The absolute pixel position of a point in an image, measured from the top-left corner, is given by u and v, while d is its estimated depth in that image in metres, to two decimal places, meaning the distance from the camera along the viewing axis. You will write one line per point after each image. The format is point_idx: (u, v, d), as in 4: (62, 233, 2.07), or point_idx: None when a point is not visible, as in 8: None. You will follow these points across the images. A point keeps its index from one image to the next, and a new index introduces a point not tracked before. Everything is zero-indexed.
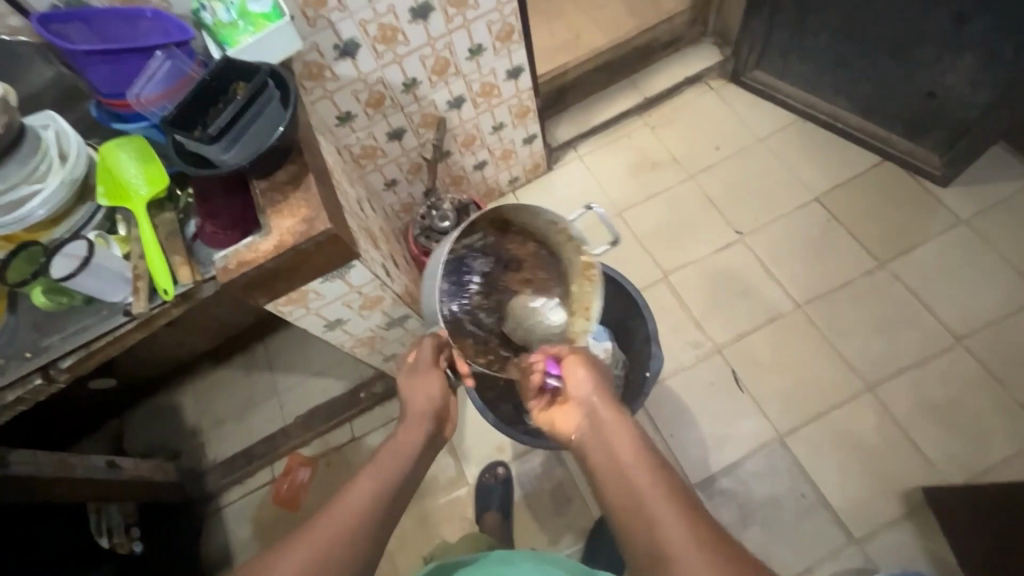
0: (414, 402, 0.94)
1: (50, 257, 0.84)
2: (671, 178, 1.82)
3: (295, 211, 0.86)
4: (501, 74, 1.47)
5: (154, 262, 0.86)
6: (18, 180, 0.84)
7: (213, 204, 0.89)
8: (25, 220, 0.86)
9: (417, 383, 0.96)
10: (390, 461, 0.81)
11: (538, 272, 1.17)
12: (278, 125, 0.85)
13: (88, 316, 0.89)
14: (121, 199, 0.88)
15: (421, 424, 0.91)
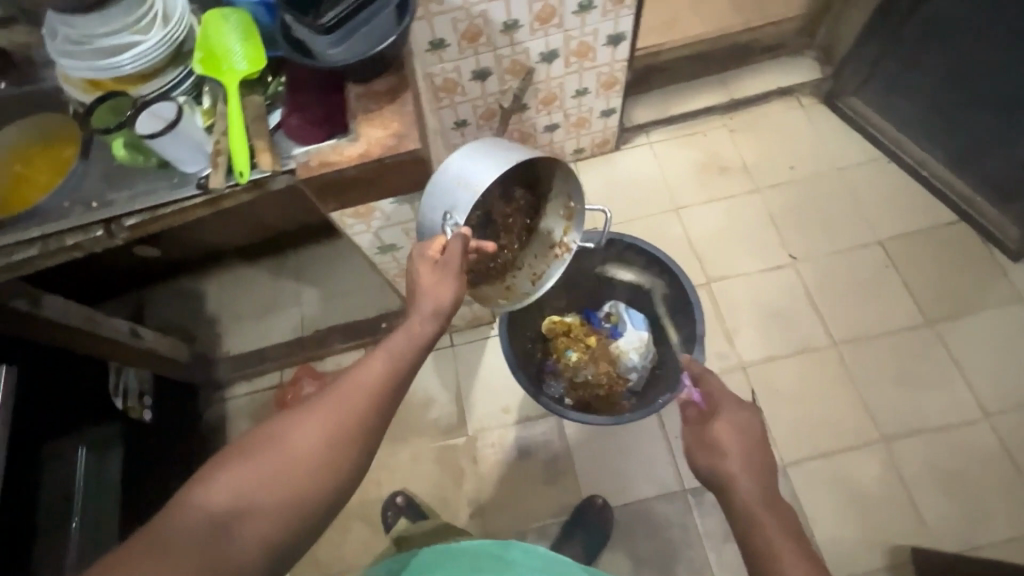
0: (426, 297, 0.80)
1: (137, 113, 0.84)
2: (736, 186, 1.78)
3: (386, 124, 0.84)
4: (602, 37, 1.41)
5: (236, 142, 0.84)
6: (121, 28, 0.83)
7: (304, 98, 0.87)
8: (115, 69, 0.84)
9: (440, 274, 0.82)
10: (398, 350, 0.77)
11: (519, 215, 1.11)
12: (385, 36, 0.83)
13: (160, 181, 0.89)
14: (217, 71, 0.85)
15: (432, 319, 0.80)
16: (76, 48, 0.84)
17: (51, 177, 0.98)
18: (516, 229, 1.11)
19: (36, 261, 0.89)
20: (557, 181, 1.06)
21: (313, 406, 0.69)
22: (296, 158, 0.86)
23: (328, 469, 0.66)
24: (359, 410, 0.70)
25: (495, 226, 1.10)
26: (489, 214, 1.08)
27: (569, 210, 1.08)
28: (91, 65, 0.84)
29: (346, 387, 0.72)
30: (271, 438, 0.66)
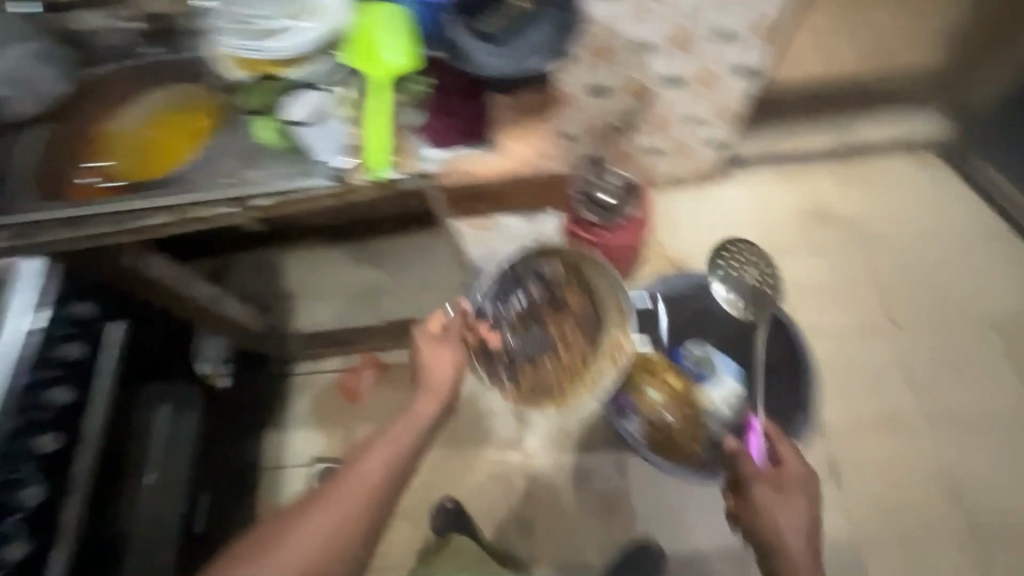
0: (434, 374, 1.11)
1: (288, 99, 0.86)
2: (837, 237, 1.68)
3: (529, 140, 0.84)
4: (730, 68, 1.32)
5: (375, 138, 0.83)
6: (283, 14, 0.83)
7: (447, 104, 0.89)
8: (266, 52, 0.84)
9: (437, 356, 1.12)
10: (393, 446, 1.01)
11: (574, 326, 1.20)
12: (537, 58, 0.80)
13: (294, 165, 0.87)
14: (368, 63, 0.84)
15: (433, 400, 1.09)
16: (237, 27, 0.85)
17: (188, 146, 1.00)
18: (572, 338, 1.19)
19: (163, 228, 0.90)
20: (603, 284, 1.18)
21: (319, 504, 0.92)
22: (434, 160, 0.86)
23: (331, 556, 0.89)
24: (376, 467, 0.98)
25: (552, 340, 1.20)
26: (540, 325, 1.21)
27: (619, 309, 1.17)
28: (246, 45, 0.84)
29: (374, 444, 1.02)
30: (274, 544, 0.88)
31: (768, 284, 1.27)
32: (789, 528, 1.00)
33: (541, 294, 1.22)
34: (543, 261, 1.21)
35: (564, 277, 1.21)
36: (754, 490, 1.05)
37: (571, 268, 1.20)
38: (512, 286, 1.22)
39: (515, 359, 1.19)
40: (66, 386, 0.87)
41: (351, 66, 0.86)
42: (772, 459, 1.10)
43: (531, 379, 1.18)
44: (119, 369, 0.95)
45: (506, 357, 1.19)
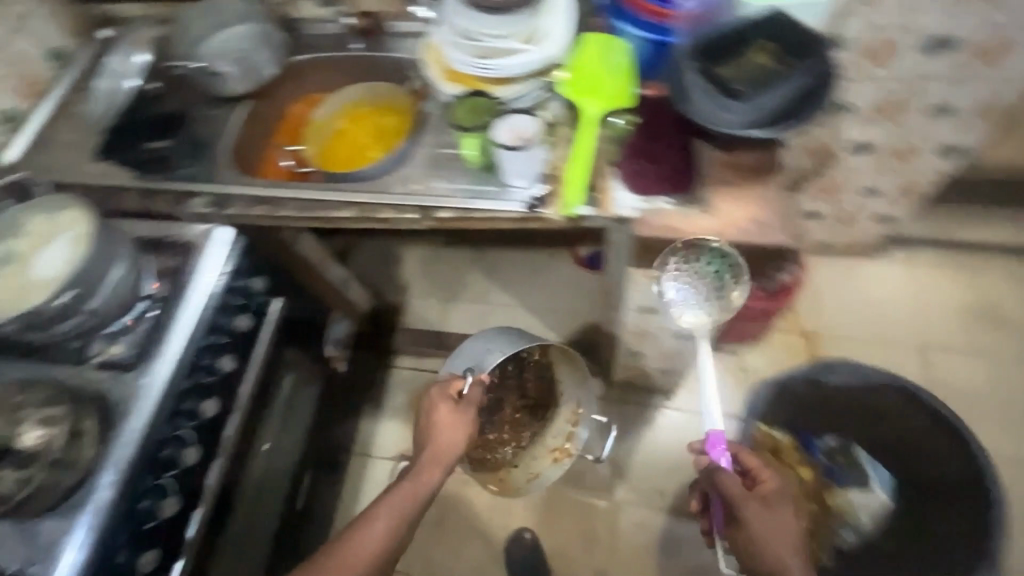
0: (440, 438, 0.92)
1: (494, 120, 0.84)
2: (1007, 345, 1.48)
3: (744, 204, 0.78)
4: (935, 145, 1.19)
5: (575, 173, 0.80)
6: (512, 37, 0.82)
7: (652, 144, 0.81)
8: (487, 72, 0.84)
9: (456, 426, 0.93)
10: (398, 506, 0.87)
11: (523, 413, 1.23)
12: (770, 123, 0.72)
13: (484, 185, 0.86)
14: (587, 95, 0.81)
15: (439, 466, 0.91)
16: (462, 41, 0.85)
17: (377, 150, 1.05)
18: (522, 421, 1.22)
19: (344, 223, 0.92)
20: (572, 391, 1.20)
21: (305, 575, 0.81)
22: (634, 208, 0.80)
23: None
24: (372, 547, 0.83)
25: (501, 416, 1.22)
26: (499, 401, 1.22)
27: (574, 415, 1.19)
28: (467, 61, 0.84)
29: (367, 514, 0.86)
30: None
31: (716, 285, 0.91)
32: (769, 539, 0.79)
33: (512, 372, 1.22)
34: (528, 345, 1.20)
35: (533, 365, 1.22)
36: (739, 509, 0.82)
37: (541, 359, 1.21)
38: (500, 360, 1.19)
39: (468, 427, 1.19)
40: (231, 355, 0.90)
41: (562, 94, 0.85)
42: (749, 478, 0.89)
43: (479, 448, 1.19)
44: (268, 343, 0.98)
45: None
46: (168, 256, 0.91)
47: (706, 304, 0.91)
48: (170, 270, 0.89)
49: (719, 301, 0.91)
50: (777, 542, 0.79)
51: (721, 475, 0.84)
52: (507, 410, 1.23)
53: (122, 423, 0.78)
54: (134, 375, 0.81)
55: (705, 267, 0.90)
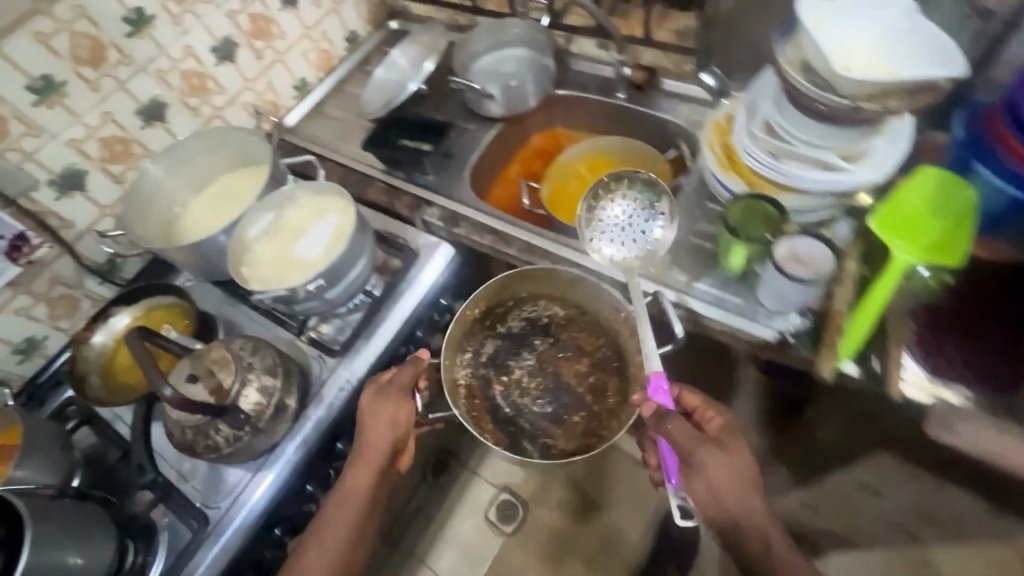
0: (374, 430, 0.79)
1: (776, 236, 0.72)
2: None
3: None
4: None
5: (857, 326, 0.67)
6: (830, 147, 0.69)
7: (968, 325, 0.67)
8: (782, 176, 0.71)
9: (379, 417, 0.79)
10: (345, 516, 0.77)
11: (597, 373, 0.92)
12: None
13: (731, 291, 0.78)
14: (900, 239, 0.67)
15: (375, 459, 0.78)
16: (762, 134, 0.73)
17: None
18: (593, 388, 0.92)
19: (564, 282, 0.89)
20: (606, 305, 0.90)
21: None
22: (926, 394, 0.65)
23: None
24: (321, 566, 0.74)
25: (581, 395, 0.92)
26: (560, 376, 0.94)
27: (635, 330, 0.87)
28: (761, 158, 0.73)
29: (317, 527, 0.76)
30: None
31: (641, 227, 0.84)
32: (730, 489, 0.67)
33: (542, 345, 0.95)
34: (540, 304, 0.96)
35: (569, 321, 0.95)
36: (692, 459, 0.69)
37: (568, 308, 0.94)
38: (515, 346, 0.95)
39: (539, 422, 0.92)
40: None
41: (870, 225, 0.70)
42: (693, 420, 0.79)
43: (567, 441, 0.90)
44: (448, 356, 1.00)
45: (525, 426, 0.92)
46: (395, 256, 0.95)
47: (637, 241, 0.83)
48: (389, 268, 0.94)
49: (651, 238, 0.83)
50: (731, 483, 0.67)
51: (671, 419, 0.72)
52: (573, 377, 0.94)
53: (313, 404, 0.83)
54: (334, 361, 0.86)
55: (635, 197, 0.85)
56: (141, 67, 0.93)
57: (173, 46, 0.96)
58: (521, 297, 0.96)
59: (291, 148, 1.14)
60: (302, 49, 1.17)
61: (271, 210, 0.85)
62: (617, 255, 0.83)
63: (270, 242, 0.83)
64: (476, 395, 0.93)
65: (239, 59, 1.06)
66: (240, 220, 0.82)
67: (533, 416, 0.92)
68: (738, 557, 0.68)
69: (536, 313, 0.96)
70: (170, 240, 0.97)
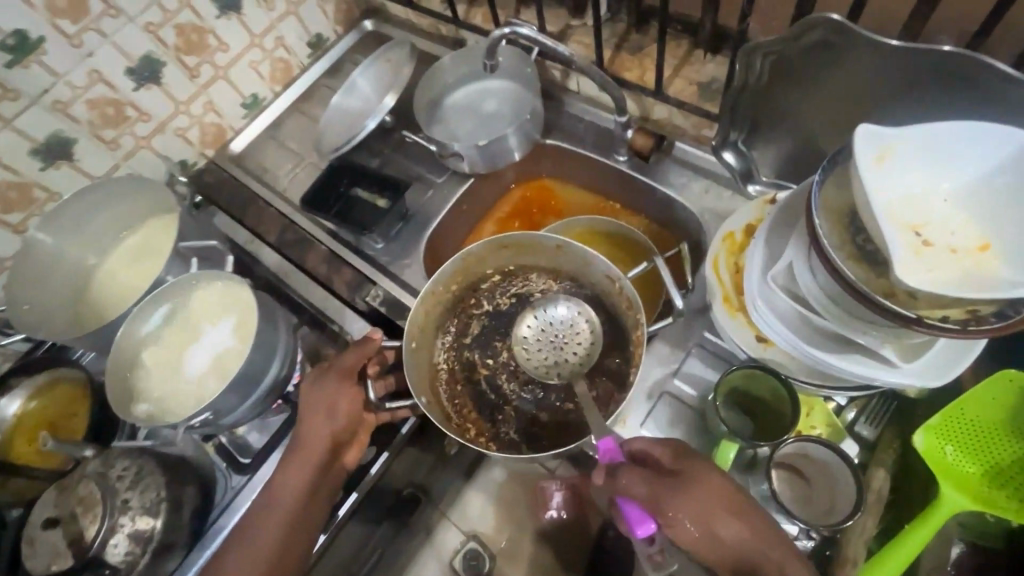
0: (314, 420, 0.63)
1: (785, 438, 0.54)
2: None
3: None
4: None
5: (886, 561, 0.50)
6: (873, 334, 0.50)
7: None
8: (799, 349, 0.54)
9: (318, 405, 0.64)
10: (278, 518, 0.61)
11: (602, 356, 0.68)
12: None
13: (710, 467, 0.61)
14: (961, 451, 0.51)
15: (314, 457, 0.62)
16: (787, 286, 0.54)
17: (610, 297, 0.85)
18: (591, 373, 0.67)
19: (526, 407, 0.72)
20: (601, 269, 0.65)
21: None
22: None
23: None
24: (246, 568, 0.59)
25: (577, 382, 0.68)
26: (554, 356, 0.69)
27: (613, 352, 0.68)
28: (778, 321, 0.55)
29: (245, 529, 0.62)
30: None
31: (567, 328, 0.69)
32: (708, 538, 0.50)
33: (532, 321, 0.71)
34: (531, 280, 0.73)
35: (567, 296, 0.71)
36: (664, 515, 0.51)
37: (562, 283, 0.71)
38: (507, 321, 0.72)
39: (527, 412, 0.68)
40: None
41: (924, 431, 0.52)
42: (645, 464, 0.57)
43: (560, 439, 0.65)
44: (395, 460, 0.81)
45: (511, 415, 0.68)
46: (331, 346, 0.80)
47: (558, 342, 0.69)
48: (320, 358, 0.80)
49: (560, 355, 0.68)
50: (704, 529, 0.50)
51: (625, 469, 0.54)
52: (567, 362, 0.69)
53: (213, 532, 0.71)
54: (240, 481, 0.74)
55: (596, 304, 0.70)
56: (32, 99, 0.77)
57: (75, 72, 0.79)
58: (508, 271, 0.72)
59: (234, 183, 0.98)
60: (251, 60, 0.98)
61: (170, 299, 0.71)
62: (565, 368, 0.68)
63: (167, 342, 0.71)
64: (458, 380, 0.70)
65: (168, 80, 0.89)
66: (129, 316, 0.69)
67: (523, 404, 0.68)
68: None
69: (527, 291, 0.72)
70: (77, 324, 0.83)
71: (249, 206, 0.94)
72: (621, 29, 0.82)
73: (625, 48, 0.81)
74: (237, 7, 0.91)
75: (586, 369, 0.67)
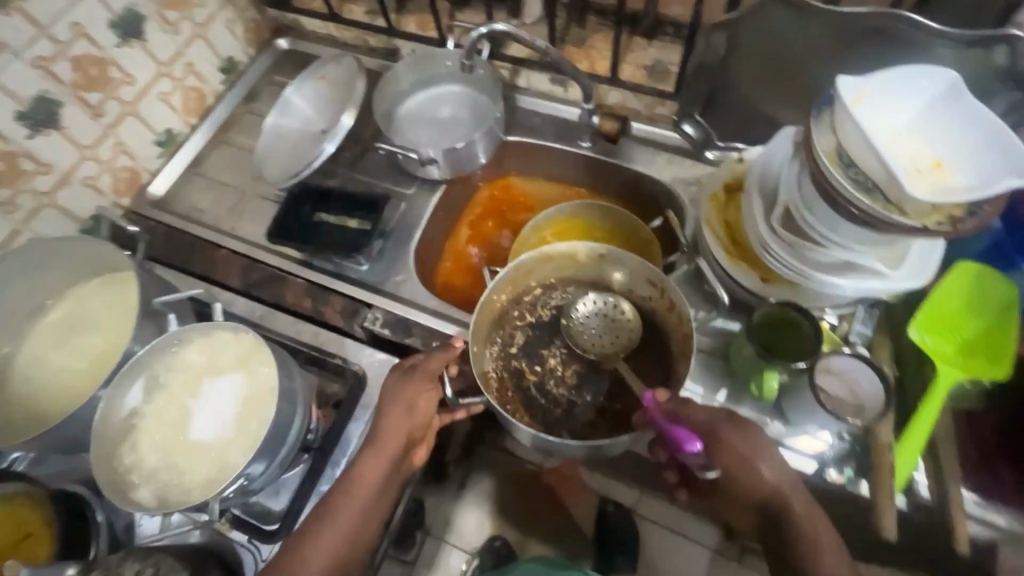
0: (389, 414, 0.61)
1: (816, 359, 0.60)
2: None
3: None
4: None
5: (916, 437, 0.59)
6: (868, 254, 0.58)
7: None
8: (811, 281, 0.62)
9: (396, 402, 0.62)
10: (349, 517, 0.58)
11: (643, 355, 0.70)
12: None
13: (749, 405, 0.66)
14: (936, 337, 0.61)
15: (394, 448, 0.60)
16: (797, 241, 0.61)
17: None
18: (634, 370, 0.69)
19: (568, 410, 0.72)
20: (634, 266, 0.68)
21: None
22: (992, 528, 0.58)
23: None
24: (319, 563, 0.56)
25: (618, 379, 0.69)
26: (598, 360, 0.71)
27: (638, 320, 0.70)
28: (792, 264, 0.62)
29: (315, 521, 0.58)
30: None
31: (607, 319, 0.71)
32: (751, 474, 0.57)
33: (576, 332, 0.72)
34: (570, 292, 0.74)
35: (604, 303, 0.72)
36: (720, 440, 0.58)
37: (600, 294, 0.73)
38: (552, 331, 0.72)
39: (576, 414, 0.68)
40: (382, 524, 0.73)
41: (914, 328, 0.61)
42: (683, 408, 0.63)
43: (613, 432, 0.67)
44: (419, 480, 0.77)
45: (562, 417, 0.68)
46: (337, 384, 0.74)
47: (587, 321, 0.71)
48: (328, 400, 0.73)
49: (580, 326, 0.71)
50: (748, 465, 0.57)
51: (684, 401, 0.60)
52: (610, 363, 0.70)
53: None
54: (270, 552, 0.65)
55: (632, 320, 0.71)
56: None
57: None
58: (549, 283, 0.73)
59: (166, 231, 0.86)
60: (161, 92, 0.87)
61: (148, 369, 0.63)
62: (606, 366, 0.70)
63: (154, 417, 0.62)
64: (507, 388, 0.70)
65: (67, 123, 0.76)
66: (102, 399, 0.60)
67: (573, 406, 0.69)
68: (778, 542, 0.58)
69: (566, 302, 0.73)
70: (7, 430, 0.67)
71: (197, 256, 0.83)
72: (561, 24, 0.87)
73: (569, 42, 0.86)
74: (139, 33, 0.81)
75: (629, 362, 0.69)
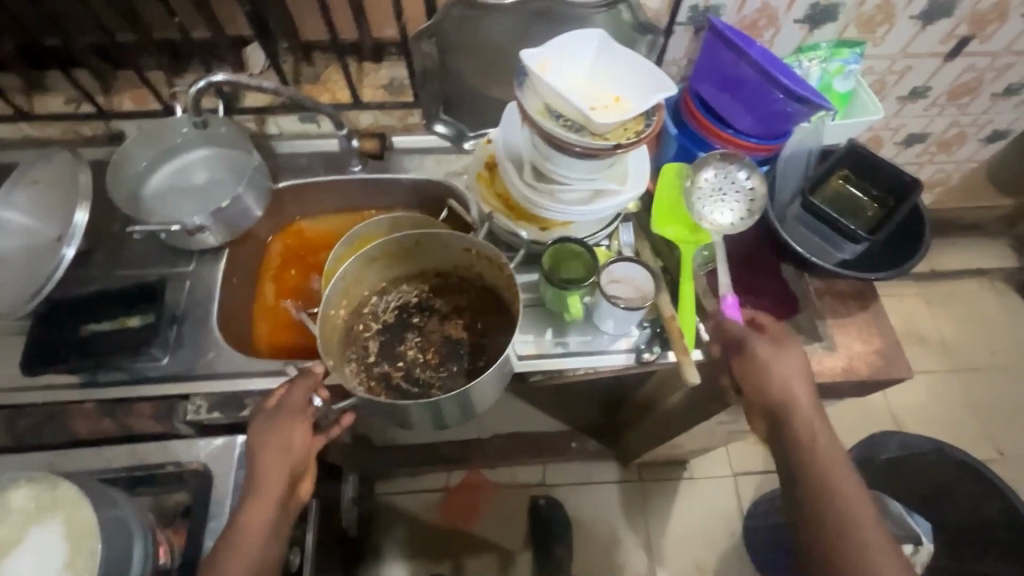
0: (263, 457, 0.59)
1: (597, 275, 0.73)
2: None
3: (865, 336, 0.77)
4: (975, 139, 1.15)
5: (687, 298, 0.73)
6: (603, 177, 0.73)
7: (756, 279, 0.80)
8: (573, 215, 0.74)
9: (268, 444, 0.59)
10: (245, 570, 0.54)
11: (488, 314, 0.77)
12: (833, 247, 0.77)
13: (574, 329, 0.76)
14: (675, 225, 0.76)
15: (276, 486, 0.58)
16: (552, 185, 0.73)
17: None
18: (484, 329, 0.76)
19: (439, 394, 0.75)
20: (443, 246, 0.74)
21: None
22: None
23: None
24: None
25: (472, 343, 0.75)
26: (451, 334, 0.76)
27: (471, 288, 0.78)
28: (555, 204, 0.74)
29: None
30: None
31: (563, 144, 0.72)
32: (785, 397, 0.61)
33: (423, 319, 0.77)
34: (404, 290, 0.79)
35: (438, 288, 0.79)
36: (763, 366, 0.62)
37: (431, 281, 0.79)
38: (402, 326, 0.76)
39: (448, 386, 0.72)
40: None
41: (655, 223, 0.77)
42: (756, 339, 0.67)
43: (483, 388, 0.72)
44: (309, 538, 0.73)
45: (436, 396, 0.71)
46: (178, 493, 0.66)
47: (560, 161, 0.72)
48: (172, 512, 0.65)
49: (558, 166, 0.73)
50: (784, 392, 0.61)
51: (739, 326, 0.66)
52: (462, 332, 0.76)
53: None
54: None
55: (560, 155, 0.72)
56: None
57: None
58: (382, 288, 0.78)
59: None
60: None
61: None
62: (459, 337, 0.76)
63: None
64: (377, 393, 0.71)
65: None
66: None
67: (443, 382, 0.72)
68: (789, 473, 0.61)
69: (404, 300, 0.78)
70: None
71: None
72: (290, 66, 0.89)
73: (303, 81, 0.88)
74: None
75: (477, 326, 0.76)
